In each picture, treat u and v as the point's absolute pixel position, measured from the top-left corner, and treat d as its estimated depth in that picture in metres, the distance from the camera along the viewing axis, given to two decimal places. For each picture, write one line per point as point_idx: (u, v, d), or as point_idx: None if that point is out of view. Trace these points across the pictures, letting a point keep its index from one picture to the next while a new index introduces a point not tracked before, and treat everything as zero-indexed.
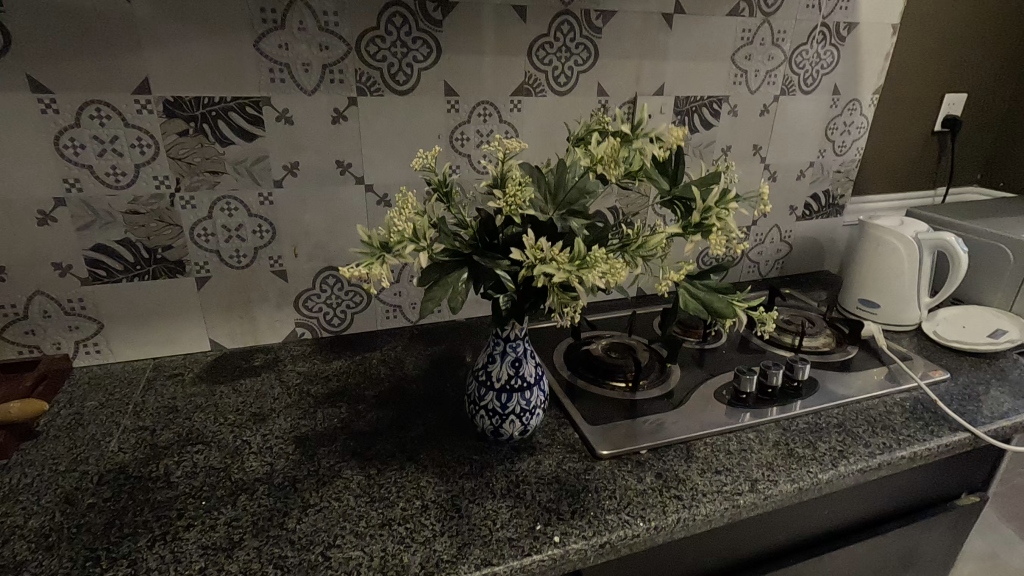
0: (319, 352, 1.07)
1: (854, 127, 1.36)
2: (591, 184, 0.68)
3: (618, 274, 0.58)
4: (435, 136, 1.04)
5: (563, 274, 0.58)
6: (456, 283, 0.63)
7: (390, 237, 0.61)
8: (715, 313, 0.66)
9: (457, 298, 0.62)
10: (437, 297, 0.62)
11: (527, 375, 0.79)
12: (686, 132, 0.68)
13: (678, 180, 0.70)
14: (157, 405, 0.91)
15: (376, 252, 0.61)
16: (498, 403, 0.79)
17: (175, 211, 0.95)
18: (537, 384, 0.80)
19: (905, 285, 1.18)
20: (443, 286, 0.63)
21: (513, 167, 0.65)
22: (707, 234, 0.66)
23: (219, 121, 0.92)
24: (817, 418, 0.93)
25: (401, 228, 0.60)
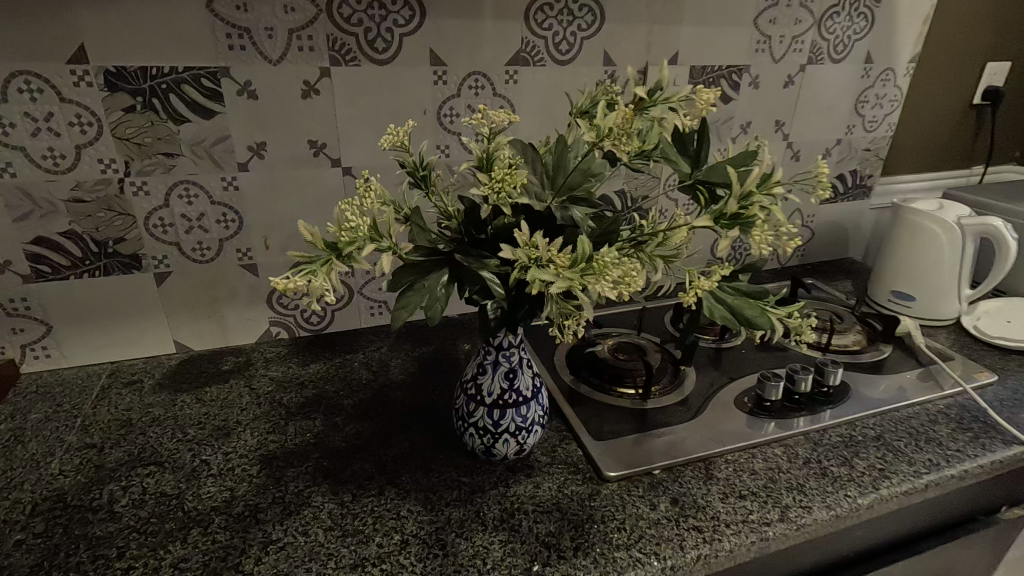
0: (295, 355, 0.97)
1: (887, 100, 1.24)
2: (597, 167, 0.56)
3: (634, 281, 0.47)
4: (420, 112, 0.92)
5: (564, 282, 0.47)
6: (432, 286, 0.52)
7: (343, 236, 0.48)
8: (748, 323, 0.55)
9: (434, 304, 0.52)
10: (409, 303, 0.52)
11: (523, 388, 0.68)
12: (718, 95, 0.58)
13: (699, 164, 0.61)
14: (109, 418, 0.81)
15: (320, 258, 0.48)
16: (490, 420, 0.68)
17: (126, 199, 0.84)
18: (534, 398, 0.69)
19: (945, 277, 1.07)
20: (419, 291, 0.52)
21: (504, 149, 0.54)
22: (748, 228, 0.55)
23: (172, 95, 0.80)
24: (852, 430, 0.82)
25: (358, 223, 0.49)
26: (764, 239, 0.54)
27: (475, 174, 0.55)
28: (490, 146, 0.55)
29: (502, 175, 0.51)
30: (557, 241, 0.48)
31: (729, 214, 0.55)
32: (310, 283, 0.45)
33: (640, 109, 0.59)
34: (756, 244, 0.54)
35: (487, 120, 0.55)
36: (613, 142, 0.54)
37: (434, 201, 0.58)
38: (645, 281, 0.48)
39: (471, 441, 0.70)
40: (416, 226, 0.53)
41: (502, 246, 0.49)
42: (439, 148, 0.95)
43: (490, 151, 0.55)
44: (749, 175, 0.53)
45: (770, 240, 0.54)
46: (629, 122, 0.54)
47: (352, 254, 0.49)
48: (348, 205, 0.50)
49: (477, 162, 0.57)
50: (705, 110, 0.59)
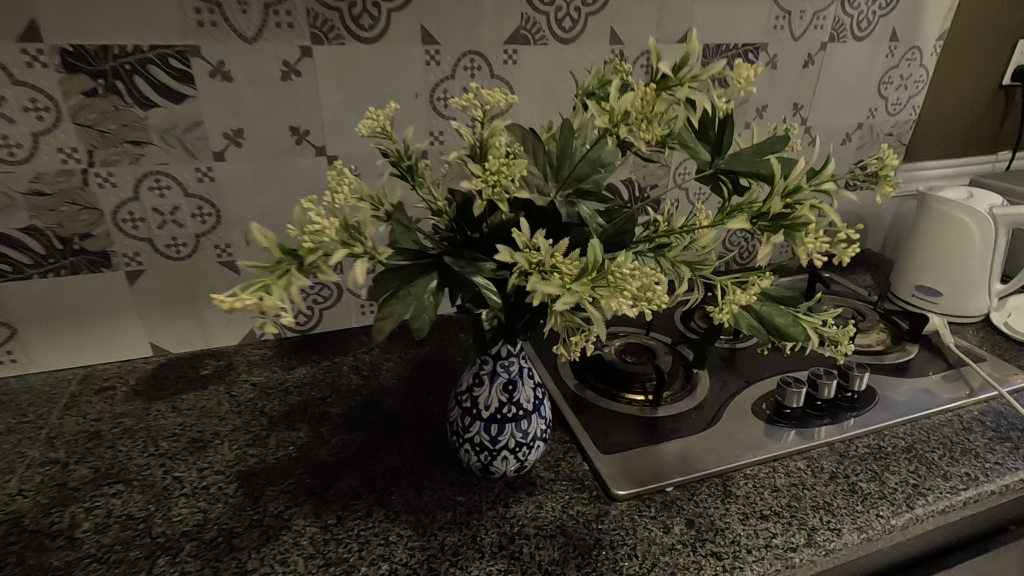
0: (281, 357, 0.91)
1: (911, 81, 1.16)
2: (609, 157, 0.50)
3: (656, 295, 0.41)
4: (411, 95, 0.85)
5: (571, 294, 0.40)
6: (418, 294, 0.46)
7: (307, 240, 0.42)
8: (779, 334, 0.49)
9: (420, 316, 0.45)
10: (390, 313, 0.45)
11: (523, 401, 0.62)
12: (759, 72, 0.48)
13: (722, 152, 0.55)
14: (77, 430, 0.75)
15: (277, 268, 0.41)
16: (487, 436, 0.62)
17: (90, 191, 0.77)
18: (536, 411, 0.63)
19: (975, 272, 1.00)
20: (404, 299, 0.46)
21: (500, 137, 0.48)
22: (795, 231, 0.50)
23: (136, 77, 0.73)
24: (880, 441, 0.76)
25: (325, 223, 0.42)
26: (815, 247, 0.49)
27: (467, 164, 0.49)
28: (484, 133, 0.49)
29: (497, 166, 0.45)
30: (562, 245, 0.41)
31: (774, 216, 0.50)
32: (263, 302, 0.39)
33: (664, 88, 0.46)
34: (805, 251, 0.49)
35: (481, 101, 0.48)
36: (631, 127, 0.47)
37: (422, 193, 0.52)
38: (668, 294, 0.41)
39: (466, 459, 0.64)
40: (398, 224, 0.47)
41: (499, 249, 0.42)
42: (433, 135, 0.88)
43: (485, 139, 0.49)
44: (796, 170, 0.48)
45: (823, 249, 0.50)
46: (649, 106, 0.46)
47: (315, 261, 0.43)
48: (313, 204, 0.44)
49: (468, 150, 0.50)
50: (741, 89, 0.49)
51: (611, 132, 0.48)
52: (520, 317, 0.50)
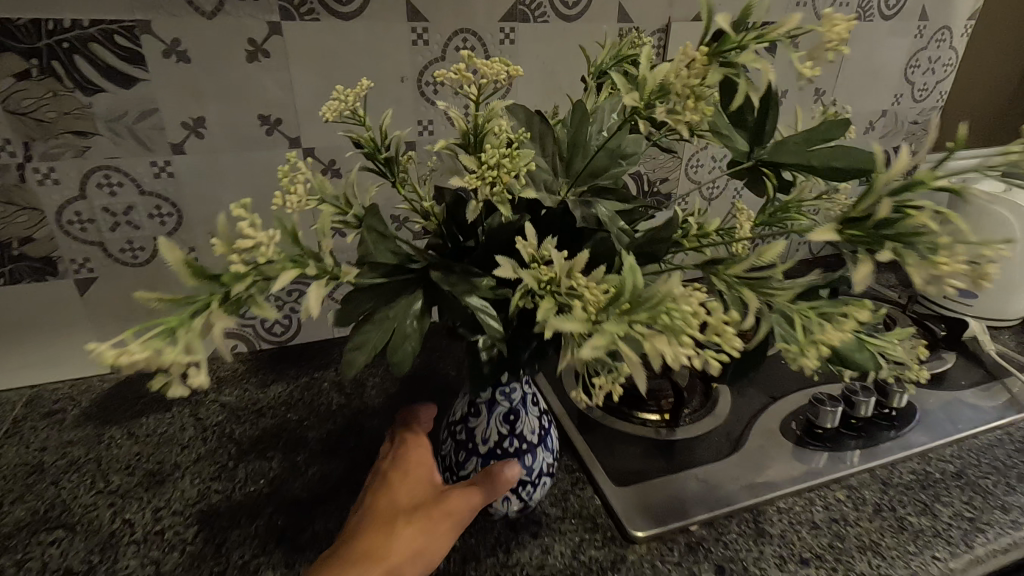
0: (254, 373, 0.81)
1: (940, 64, 1.07)
2: (632, 147, 0.44)
3: (731, 338, 0.32)
4: (397, 80, 0.75)
5: (603, 336, 0.31)
6: (397, 318, 0.39)
7: (236, 264, 0.34)
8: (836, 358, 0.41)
9: (401, 347, 0.38)
10: (361, 342, 0.38)
11: (526, 434, 0.54)
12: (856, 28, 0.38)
13: (763, 140, 0.46)
14: (16, 463, 0.66)
15: (192, 304, 0.34)
16: None
17: (29, 189, 0.68)
18: (542, 444, 0.55)
19: (1014, 272, 0.92)
20: (380, 324, 0.38)
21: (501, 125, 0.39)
22: (910, 246, 0.39)
23: (77, 57, 0.63)
24: (926, 465, 0.68)
25: (259, 240, 0.34)
26: (952, 268, 0.37)
27: (459, 157, 0.41)
28: (479, 118, 0.40)
29: (499, 163, 0.37)
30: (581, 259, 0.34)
31: (876, 225, 0.39)
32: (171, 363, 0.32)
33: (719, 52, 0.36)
34: (930, 272, 0.38)
35: (474, 78, 0.40)
36: (677, 98, 0.36)
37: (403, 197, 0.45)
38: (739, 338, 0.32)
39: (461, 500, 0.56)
40: (374, 234, 0.39)
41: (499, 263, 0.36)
42: (422, 124, 0.79)
43: (480, 125, 0.40)
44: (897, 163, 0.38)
45: (966, 268, 0.37)
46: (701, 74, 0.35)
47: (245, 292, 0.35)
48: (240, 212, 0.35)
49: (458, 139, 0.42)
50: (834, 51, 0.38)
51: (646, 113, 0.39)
52: (524, 344, 0.42)
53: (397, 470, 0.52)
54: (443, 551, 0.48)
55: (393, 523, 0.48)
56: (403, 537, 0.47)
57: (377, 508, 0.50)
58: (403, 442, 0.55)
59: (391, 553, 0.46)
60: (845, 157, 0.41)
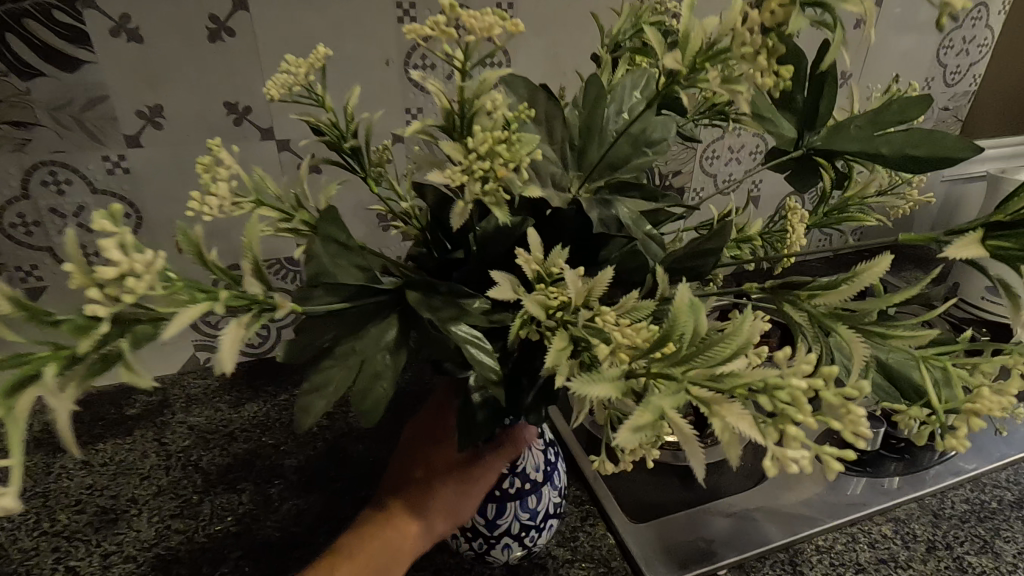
0: (228, 390, 0.73)
1: (974, 45, 0.99)
2: (658, 134, 0.39)
3: (853, 425, 0.25)
4: (382, 62, 0.67)
5: (647, 407, 0.25)
6: (365, 356, 0.34)
7: (96, 304, 0.25)
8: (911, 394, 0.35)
9: (368, 394, 0.34)
10: (322, 384, 0.34)
11: (530, 472, 0.49)
12: None
13: (813, 124, 0.42)
14: None
15: (25, 364, 0.26)
16: (481, 520, 0.48)
17: None
18: (548, 482, 0.50)
19: None
20: (339, 360, 0.34)
21: (492, 99, 0.32)
22: None
23: (10, 36, 0.55)
24: (981, 492, 0.60)
25: (128, 266, 0.25)
26: None
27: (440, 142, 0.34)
28: (466, 92, 0.32)
29: (490, 151, 0.31)
30: (604, 278, 0.32)
31: None
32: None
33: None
34: None
35: (464, 40, 0.33)
36: (740, 61, 0.31)
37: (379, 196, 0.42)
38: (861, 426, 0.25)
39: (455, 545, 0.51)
40: (334, 246, 0.34)
41: (496, 280, 0.33)
42: (412, 112, 0.71)
43: (469, 102, 0.33)
44: None
45: None
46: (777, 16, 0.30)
47: (115, 344, 0.27)
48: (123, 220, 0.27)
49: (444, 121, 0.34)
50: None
51: (689, 83, 0.34)
52: (525, 385, 0.37)
53: (426, 438, 0.47)
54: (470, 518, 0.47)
55: (424, 492, 0.46)
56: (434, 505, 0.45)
57: (403, 477, 0.47)
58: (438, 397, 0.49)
59: (417, 525, 0.45)
60: (929, 146, 0.37)
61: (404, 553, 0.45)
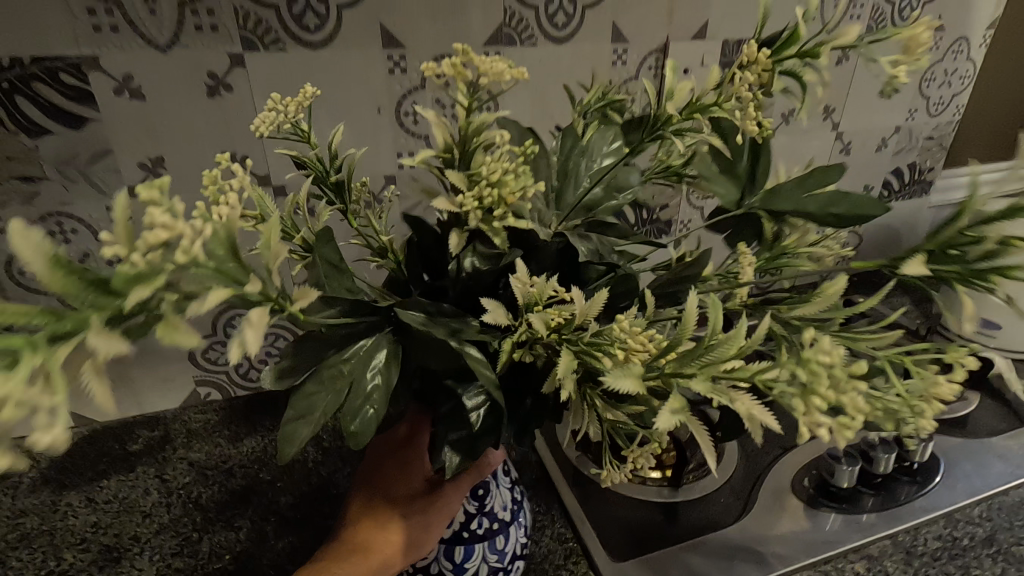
0: (227, 424, 0.76)
1: (956, 76, 1.01)
2: (625, 181, 0.46)
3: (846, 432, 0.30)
4: (373, 110, 0.70)
5: (675, 399, 0.31)
6: (351, 382, 0.38)
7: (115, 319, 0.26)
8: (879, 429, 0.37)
9: (356, 417, 0.37)
10: (307, 411, 0.36)
11: (498, 511, 0.54)
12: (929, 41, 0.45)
13: (755, 185, 0.48)
14: None
15: None
16: (449, 565, 0.52)
17: None
18: (513, 521, 0.56)
19: None
20: (323, 383, 0.37)
21: (498, 136, 0.38)
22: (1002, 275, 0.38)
23: (18, 97, 0.58)
24: (954, 529, 0.62)
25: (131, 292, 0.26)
26: None
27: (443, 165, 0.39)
28: (469, 127, 0.37)
29: (500, 180, 0.36)
30: (598, 300, 0.36)
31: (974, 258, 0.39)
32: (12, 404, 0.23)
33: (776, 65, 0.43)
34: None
35: (472, 81, 0.37)
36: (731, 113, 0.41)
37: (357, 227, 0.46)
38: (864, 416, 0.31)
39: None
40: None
41: (488, 307, 0.38)
42: (404, 156, 0.73)
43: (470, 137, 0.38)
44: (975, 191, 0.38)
45: None
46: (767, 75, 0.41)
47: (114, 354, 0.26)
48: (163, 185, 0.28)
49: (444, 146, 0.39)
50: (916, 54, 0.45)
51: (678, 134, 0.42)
52: None
53: (392, 461, 0.50)
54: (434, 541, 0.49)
55: (388, 516, 0.48)
56: (395, 530, 0.47)
57: (371, 501, 0.49)
58: (404, 421, 0.51)
59: (381, 550, 0.47)
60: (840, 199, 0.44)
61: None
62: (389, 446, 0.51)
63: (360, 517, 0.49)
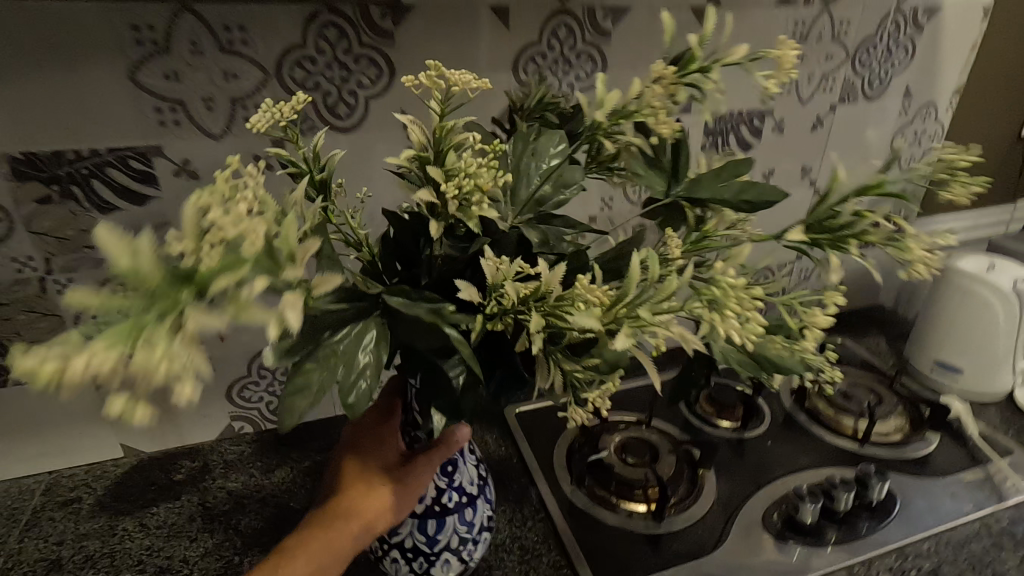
0: (259, 456, 0.85)
1: (925, 136, 1.10)
2: (571, 177, 0.54)
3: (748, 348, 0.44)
4: (394, 182, 0.79)
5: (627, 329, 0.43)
6: (344, 361, 0.46)
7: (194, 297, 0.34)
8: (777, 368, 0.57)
9: (352, 390, 0.45)
10: (304, 387, 0.44)
11: (466, 486, 0.65)
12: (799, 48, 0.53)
13: (678, 178, 0.58)
14: (36, 557, 0.71)
15: None
16: (423, 534, 0.63)
17: (50, 297, 0.72)
18: (478, 494, 0.67)
19: (1002, 350, 0.93)
20: (319, 360, 0.46)
21: (469, 137, 0.49)
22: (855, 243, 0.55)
23: (95, 181, 0.68)
24: (904, 562, 0.70)
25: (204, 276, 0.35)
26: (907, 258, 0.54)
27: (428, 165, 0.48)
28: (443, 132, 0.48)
29: (476, 173, 0.46)
30: (559, 272, 0.45)
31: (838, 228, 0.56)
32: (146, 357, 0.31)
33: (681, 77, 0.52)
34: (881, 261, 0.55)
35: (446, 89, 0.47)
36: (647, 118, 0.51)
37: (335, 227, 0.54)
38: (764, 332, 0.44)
39: (396, 569, 0.66)
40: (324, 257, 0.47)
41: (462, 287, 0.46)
42: None
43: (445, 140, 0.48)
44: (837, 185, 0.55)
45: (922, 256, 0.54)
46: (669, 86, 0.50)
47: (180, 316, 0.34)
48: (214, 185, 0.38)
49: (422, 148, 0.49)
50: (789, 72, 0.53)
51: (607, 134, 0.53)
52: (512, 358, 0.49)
53: (374, 436, 0.62)
54: (409, 507, 0.60)
55: (370, 483, 0.59)
56: (378, 495, 0.58)
57: (357, 470, 0.60)
58: (384, 402, 0.63)
59: (366, 511, 0.58)
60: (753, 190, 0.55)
61: (358, 534, 0.57)
62: (371, 422, 0.62)
63: (348, 484, 0.60)
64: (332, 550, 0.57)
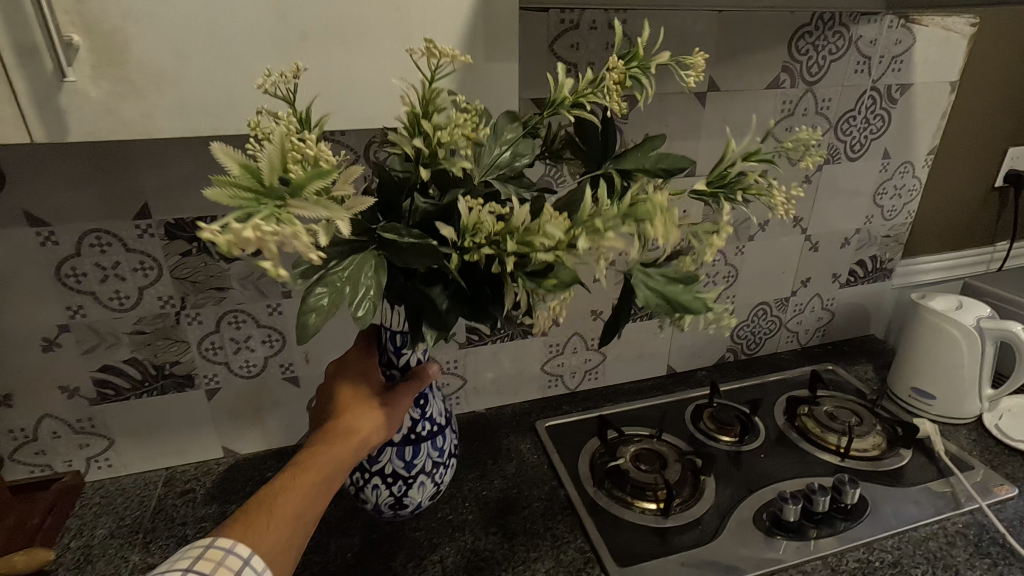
0: None
1: (906, 190, 1.25)
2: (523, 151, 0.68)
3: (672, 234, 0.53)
4: None
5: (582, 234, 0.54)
6: (349, 282, 0.55)
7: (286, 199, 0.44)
8: (683, 307, 0.66)
9: (361, 305, 0.54)
10: (316, 305, 0.53)
11: (436, 418, 0.83)
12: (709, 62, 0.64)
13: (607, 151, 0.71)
14: (168, 534, 0.89)
15: None
16: (403, 459, 0.82)
17: (180, 327, 0.91)
18: (446, 426, 0.85)
19: (966, 379, 1.07)
20: (324, 283, 0.54)
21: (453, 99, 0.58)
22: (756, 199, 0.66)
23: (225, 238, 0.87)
24: (870, 555, 0.85)
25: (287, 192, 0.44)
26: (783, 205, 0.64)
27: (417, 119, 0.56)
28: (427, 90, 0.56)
29: (463, 125, 0.56)
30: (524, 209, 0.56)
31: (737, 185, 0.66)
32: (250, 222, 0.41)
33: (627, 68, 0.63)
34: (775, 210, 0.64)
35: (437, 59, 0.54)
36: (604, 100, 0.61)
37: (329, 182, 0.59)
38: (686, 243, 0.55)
39: (377, 494, 0.84)
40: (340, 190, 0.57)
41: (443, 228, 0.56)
42: None
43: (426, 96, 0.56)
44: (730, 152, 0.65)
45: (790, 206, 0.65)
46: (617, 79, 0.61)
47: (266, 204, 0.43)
48: (273, 102, 0.53)
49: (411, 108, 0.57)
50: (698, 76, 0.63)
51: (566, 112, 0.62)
52: (487, 291, 0.63)
53: (359, 371, 0.75)
54: (392, 429, 0.74)
55: (363, 406, 0.71)
56: (371, 416, 0.71)
57: (349, 398, 0.72)
58: (362, 347, 0.78)
59: (364, 428, 0.70)
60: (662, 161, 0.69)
61: (357, 447, 0.69)
62: (353, 362, 0.76)
63: (341, 408, 0.71)
64: (336, 459, 0.67)
